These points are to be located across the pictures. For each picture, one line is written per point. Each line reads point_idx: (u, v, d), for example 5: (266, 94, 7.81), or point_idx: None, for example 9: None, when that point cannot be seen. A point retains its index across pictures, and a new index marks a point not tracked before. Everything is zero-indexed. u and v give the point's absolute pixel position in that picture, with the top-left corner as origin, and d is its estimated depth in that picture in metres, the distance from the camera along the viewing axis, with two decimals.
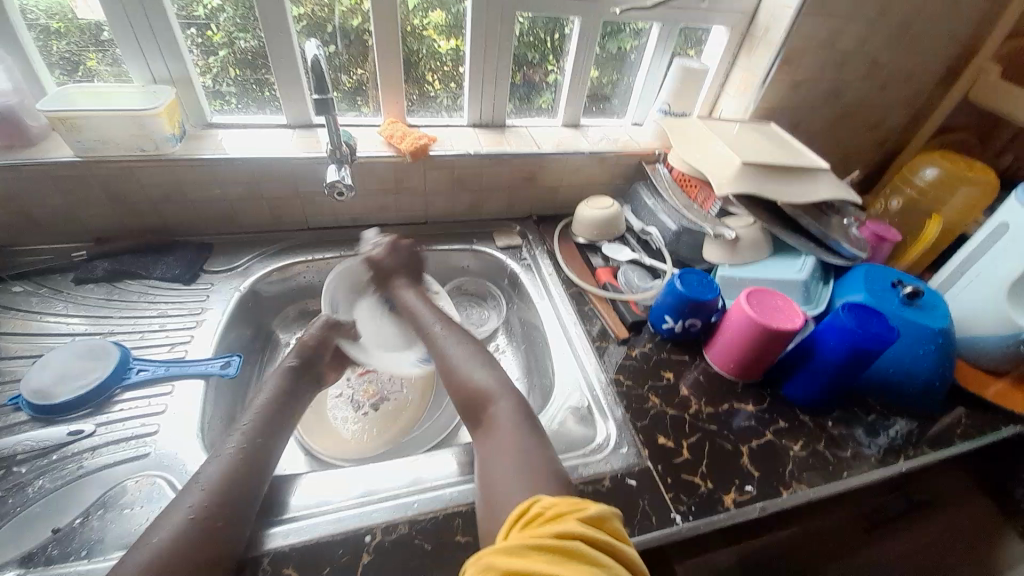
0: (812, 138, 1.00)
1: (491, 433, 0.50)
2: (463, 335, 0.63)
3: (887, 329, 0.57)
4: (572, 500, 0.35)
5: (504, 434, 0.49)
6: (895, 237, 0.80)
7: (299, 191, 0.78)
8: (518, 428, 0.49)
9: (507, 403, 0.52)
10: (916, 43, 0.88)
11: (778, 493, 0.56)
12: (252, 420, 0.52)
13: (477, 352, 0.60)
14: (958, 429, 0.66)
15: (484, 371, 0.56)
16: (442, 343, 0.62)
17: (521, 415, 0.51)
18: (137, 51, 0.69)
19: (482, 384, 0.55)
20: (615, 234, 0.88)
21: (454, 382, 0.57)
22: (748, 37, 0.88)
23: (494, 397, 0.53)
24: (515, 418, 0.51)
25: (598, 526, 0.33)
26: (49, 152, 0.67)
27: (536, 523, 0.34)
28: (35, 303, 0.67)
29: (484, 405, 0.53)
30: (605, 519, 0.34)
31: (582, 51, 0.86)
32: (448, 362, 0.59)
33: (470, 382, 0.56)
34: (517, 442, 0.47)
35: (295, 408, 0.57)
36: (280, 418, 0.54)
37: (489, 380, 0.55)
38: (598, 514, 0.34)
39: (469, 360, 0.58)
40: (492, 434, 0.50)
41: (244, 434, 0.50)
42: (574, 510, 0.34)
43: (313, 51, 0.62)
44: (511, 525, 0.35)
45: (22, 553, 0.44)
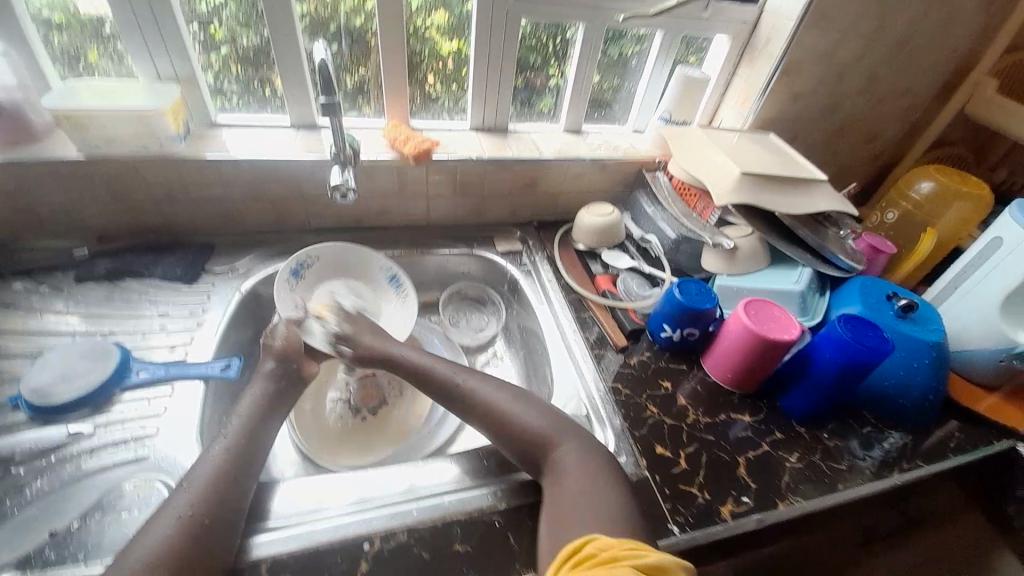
0: (811, 149, 1.01)
1: (563, 480, 0.49)
2: (500, 381, 0.61)
3: (881, 342, 0.58)
4: (630, 543, 0.37)
5: (580, 479, 0.48)
6: (891, 250, 0.81)
7: (300, 192, 0.78)
8: (593, 471, 0.49)
9: (570, 448, 0.52)
10: (915, 57, 0.89)
11: (774, 504, 0.56)
12: (236, 425, 0.53)
13: (520, 396, 0.58)
14: (952, 442, 0.67)
15: (536, 417, 0.55)
16: (480, 389, 0.59)
17: (592, 454, 0.52)
18: (142, 49, 0.69)
19: (539, 429, 0.54)
20: (615, 240, 0.88)
21: (504, 428, 0.55)
22: (749, 47, 0.89)
23: (555, 443, 0.53)
24: (583, 460, 0.51)
25: (654, 574, 0.33)
26: (53, 148, 0.67)
27: (587, 564, 0.36)
28: (35, 301, 0.67)
29: (547, 450, 0.52)
30: (666, 569, 0.34)
31: (584, 57, 0.87)
32: (491, 409, 0.57)
33: (525, 428, 0.54)
34: (596, 487, 0.48)
35: (281, 406, 0.58)
36: (266, 420, 0.55)
37: (542, 422, 0.54)
38: (658, 563, 0.34)
39: (513, 401, 0.57)
40: (564, 480, 0.49)
41: (232, 438, 0.51)
42: (628, 555, 0.35)
43: (320, 54, 0.62)
44: (564, 562, 0.37)
45: (19, 556, 0.44)
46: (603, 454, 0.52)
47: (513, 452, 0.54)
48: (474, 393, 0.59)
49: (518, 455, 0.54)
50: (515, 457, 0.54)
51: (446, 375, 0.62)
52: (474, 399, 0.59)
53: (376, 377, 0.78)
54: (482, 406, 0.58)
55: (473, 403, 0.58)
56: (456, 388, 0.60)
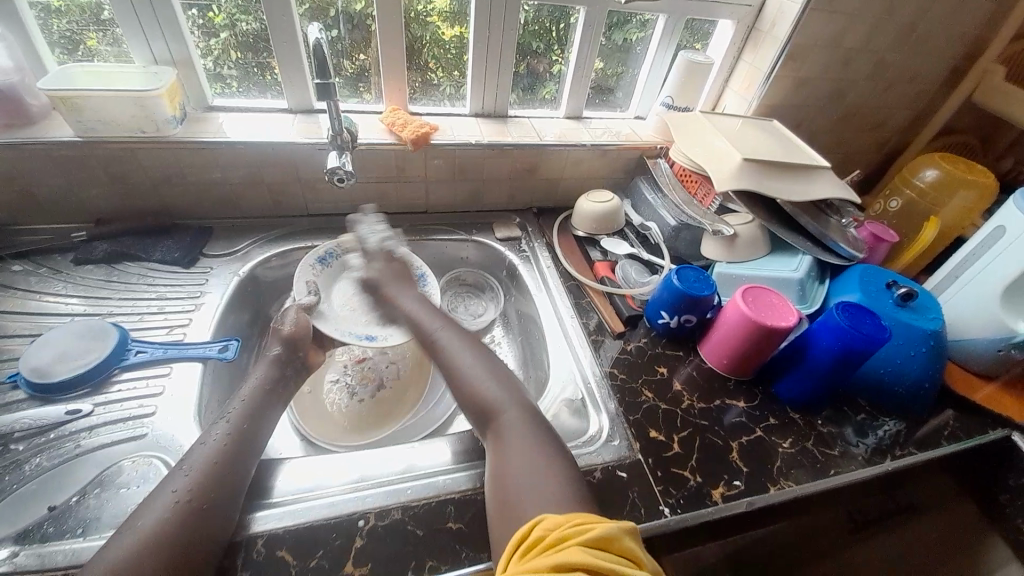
0: (815, 137, 1.00)
1: (501, 446, 0.49)
2: (477, 348, 0.62)
3: (879, 330, 0.58)
4: (574, 519, 0.35)
5: (513, 447, 0.48)
6: (893, 239, 0.80)
7: (298, 177, 0.78)
8: (527, 438, 0.49)
9: (516, 417, 0.52)
10: (923, 42, 0.87)
11: (765, 489, 0.57)
12: (239, 408, 0.53)
13: (490, 364, 0.59)
14: (945, 431, 0.67)
15: (495, 385, 0.56)
16: (453, 354, 0.61)
17: (533, 428, 0.50)
18: (138, 32, 0.68)
19: (492, 398, 0.54)
20: (615, 227, 0.88)
21: (466, 395, 0.56)
22: (754, 31, 0.88)
23: (503, 411, 0.53)
24: (525, 427, 0.50)
25: (602, 546, 0.33)
26: (50, 132, 0.67)
27: (536, 549, 0.34)
28: (34, 283, 0.67)
29: (494, 419, 0.52)
30: (613, 539, 0.33)
31: (586, 42, 0.85)
32: (458, 375, 0.58)
33: (482, 395, 0.55)
34: (529, 452, 0.47)
35: (283, 392, 0.59)
36: (267, 405, 0.56)
37: (499, 392, 0.55)
38: (605, 534, 0.33)
39: (479, 369, 0.58)
40: (502, 445, 0.49)
41: (230, 424, 0.51)
42: (574, 532, 0.34)
43: (315, 36, 0.61)
44: (514, 552, 0.36)
45: (18, 530, 0.45)
46: (546, 431, 0.50)
47: (472, 417, 0.55)
48: (449, 359, 0.61)
49: (476, 420, 0.55)
50: (473, 423, 0.55)
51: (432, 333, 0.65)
52: (447, 364, 0.60)
53: (374, 360, 0.81)
54: (451, 372, 0.59)
55: (447, 368, 0.60)
56: (437, 350, 0.63)
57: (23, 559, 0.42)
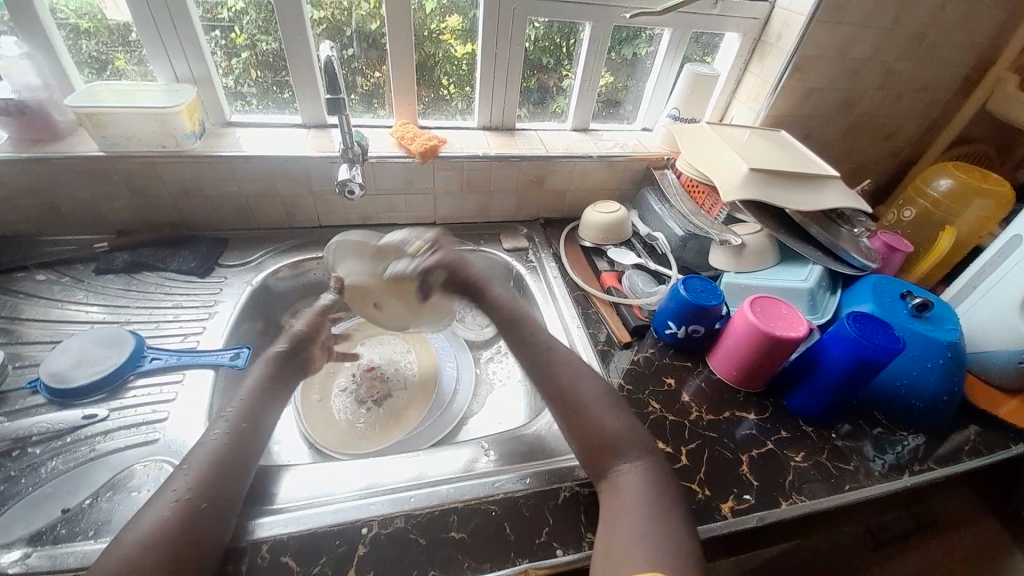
0: (825, 147, 0.99)
1: (623, 493, 0.48)
2: (586, 370, 0.58)
3: (892, 341, 0.57)
4: None
5: (638, 500, 0.47)
6: (907, 248, 0.78)
7: (312, 189, 0.80)
8: (657, 490, 0.48)
9: (638, 463, 0.50)
10: (933, 52, 0.87)
11: (776, 504, 0.55)
12: (237, 407, 0.53)
13: (606, 393, 0.56)
14: (967, 446, 0.65)
15: (612, 418, 0.53)
16: (565, 376, 0.57)
17: (659, 479, 0.49)
18: (160, 51, 0.72)
19: (610, 437, 0.52)
20: (621, 237, 0.88)
21: (581, 426, 0.53)
22: (761, 43, 0.88)
23: (625, 453, 0.51)
24: (656, 477, 0.49)
25: None
26: (75, 146, 0.70)
27: None
28: (57, 292, 0.70)
29: (614, 459, 0.51)
30: None
31: (593, 56, 0.87)
32: (570, 402, 0.55)
33: (601, 431, 0.52)
34: (653, 504, 0.46)
35: (281, 390, 0.58)
36: (265, 404, 0.55)
37: (620, 430, 0.53)
38: None
39: (598, 399, 0.55)
40: (623, 493, 0.48)
41: (227, 424, 0.51)
42: None
43: (326, 53, 0.63)
44: None
45: (32, 532, 0.46)
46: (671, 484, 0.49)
47: (580, 447, 0.53)
48: (559, 382, 0.57)
49: (583, 450, 0.53)
50: (578, 454, 0.53)
51: (537, 352, 0.60)
52: (558, 388, 0.56)
53: (383, 371, 0.81)
54: (563, 397, 0.56)
55: (556, 391, 0.56)
56: (543, 370, 0.59)
57: (35, 560, 0.43)
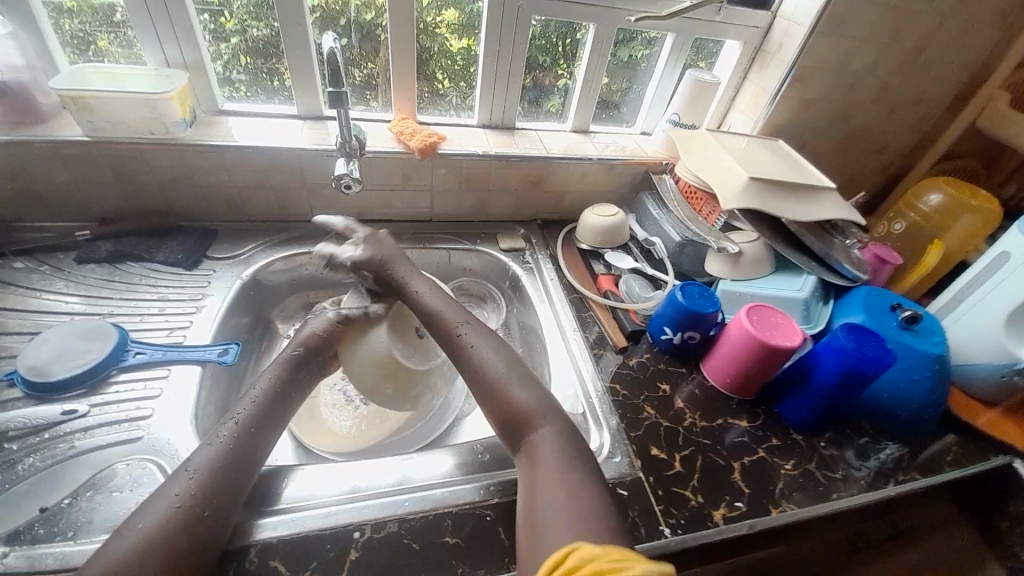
0: (820, 157, 1.00)
1: (536, 457, 0.50)
2: (500, 344, 0.61)
3: (883, 352, 0.58)
4: (614, 554, 0.33)
5: (550, 462, 0.48)
6: (896, 261, 0.80)
7: (306, 182, 0.78)
8: (562, 456, 0.49)
9: (550, 428, 0.52)
10: (926, 69, 0.89)
11: (767, 511, 0.56)
12: (248, 409, 0.52)
13: (521, 372, 0.58)
14: (949, 456, 0.67)
15: (525, 389, 0.56)
16: (483, 355, 0.59)
17: (569, 445, 0.50)
18: (150, 31, 0.69)
19: (522, 403, 0.54)
20: (618, 241, 0.88)
21: (498, 401, 0.55)
22: (760, 53, 0.89)
23: (538, 420, 0.53)
24: (563, 446, 0.50)
25: None
26: (60, 130, 0.67)
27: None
28: (36, 281, 0.67)
29: (528, 429, 0.53)
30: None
31: (594, 57, 0.86)
32: (487, 375, 0.57)
33: (514, 402, 0.54)
34: (567, 466, 0.48)
35: (295, 393, 0.57)
36: (280, 409, 0.55)
37: (531, 399, 0.55)
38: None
39: (509, 374, 0.57)
40: (536, 461, 0.49)
41: (242, 424, 0.51)
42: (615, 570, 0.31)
43: (330, 44, 0.62)
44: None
45: (8, 531, 0.44)
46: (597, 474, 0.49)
47: (500, 422, 0.55)
48: (478, 362, 0.59)
49: (502, 424, 0.55)
50: (499, 427, 0.55)
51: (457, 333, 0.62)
52: (477, 368, 0.58)
53: None
54: (480, 374, 0.58)
55: (476, 370, 0.58)
56: (462, 349, 0.61)
57: (13, 560, 0.41)
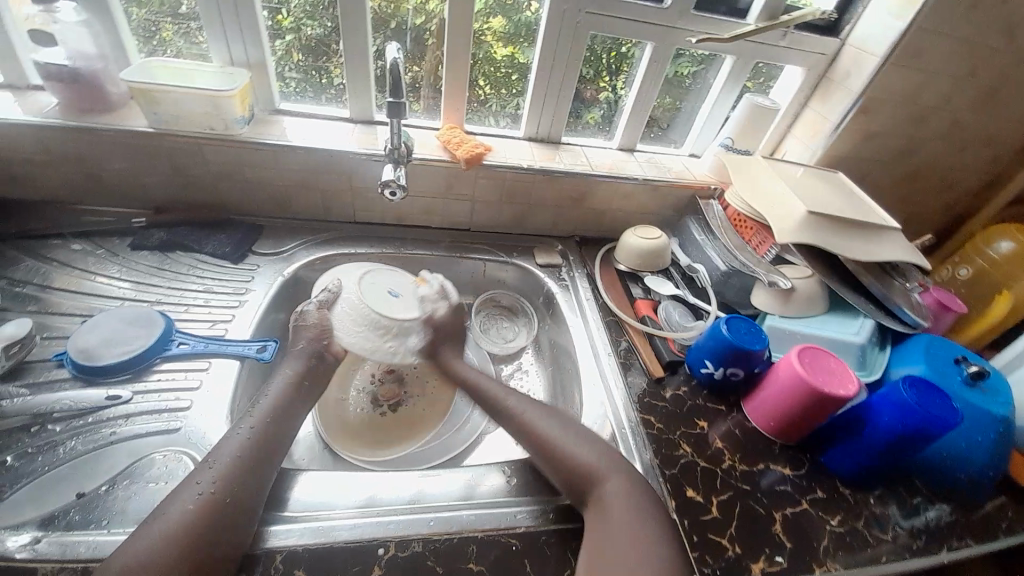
0: (879, 192, 0.95)
1: (606, 523, 0.47)
2: (550, 410, 0.59)
3: (948, 411, 0.54)
4: None
5: (624, 530, 0.46)
6: (959, 309, 0.74)
7: (352, 184, 0.79)
8: (636, 522, 0.46)
9: (616, 487, 0.49)
10: (1004, 107, 0.83)
11: (810, 569, 0.52)
12: (265, 406, 0.53)
13: (576, 429, 0.56)
14: (1007, 522, 0.61)
15: (583, 444, 0.54)
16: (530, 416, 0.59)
17: (643, 509, 0.48)
18: (218, 30, 0.71)
19: (583, 463, 0.52)
20: (659, 265, 0.85)
21: (557, 462, 0.53)
22: (823, 80, 0.85)
23: (601, 479, 0.50)
24: (633, 507, 0.48)
25: None
26: (125, 120, 0.70)
27: None
28: (91, 263, 0.69)
29: (593, 491, 0.50)
30: None
31: (648, 76, 0.84)
32: (540, 437, 0.55)
33: (574, 459, 0.52)
34: (639, 518, 0.47)
35: (306, 397, 0.59)
36: (293, 406, 0.56)
37: (591, 456, 0.52)
38: None
39: (565, 434, 0.55)
40: (607, 527, 0.46)
41: (257, 421, 0.52)
42: None
43: (393, 54, 0.62)
44: None
45: (43, 515, 0.44)
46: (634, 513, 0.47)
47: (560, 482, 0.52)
48: (528, 422, 0.58)
49: (563, 485, 0.52)
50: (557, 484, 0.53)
51: (493, 395, 0.64)
52: (526, 430, 0.57)
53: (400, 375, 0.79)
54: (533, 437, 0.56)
55: (523, 431, 0.58)
56: (508, 412, 0.61)
57: (44, 547, 0.42)
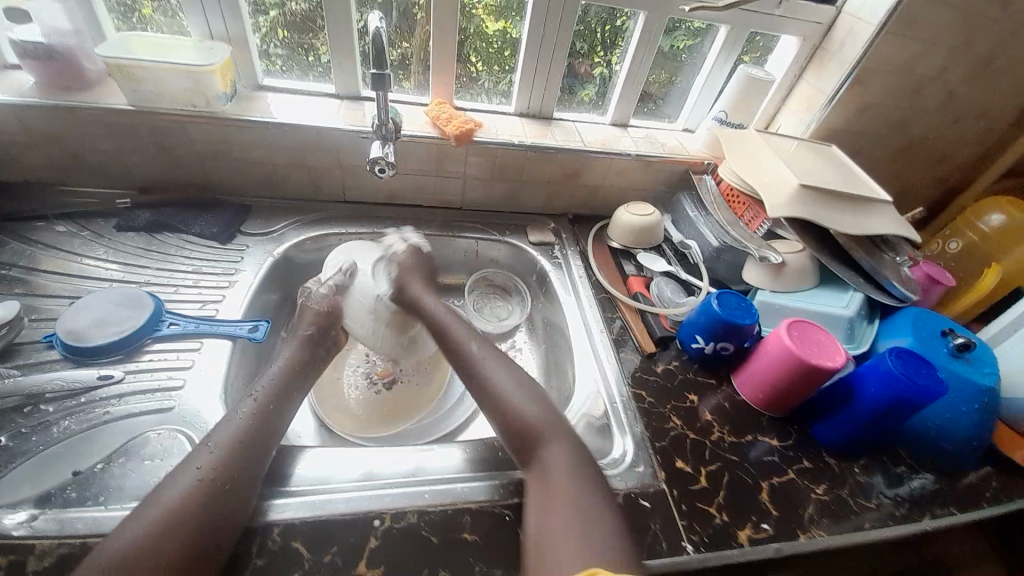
0: (873, 166, 0.94)
1: (545, 475, 0.48)
2: (507, 364, 0.60)
3: (934, 382, 0.55)
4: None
5: (561, 479, 0.47)
6: (948, 282, 0.75)
7: (340, 162, 0.77)
8: (574, 473, 0.48)
9: (560, 443, 0.51)
10: (1001, 78, 0.82)
11: (795, 535, 0.54)
12: (266, 388, 0.53)
13: (528, 387, 0.57)
14: (989, 491, 0.63)
15: (536, 403, 0.54)
16: (491, 376, 0.58)
17: (581, 462, 0.49)
18: (195, 3, 0.68)
19: (529, 421, 0.53)
20: (652, 242, 0.85)
21: (507, 417, 0.54)
22: (819, 51, 0.83)
23: (547, 435, 0.51)
24: (573, 461, 0.49)
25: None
26: (104, 97, 0.68)
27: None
28: (77, 245, 0.68)
29: (535, 446, 0.51)
30: None
31: (642, 48, 0.82)
32: (497, 392, 0.56)
33: (522, 417, 0.53)
34: (577, 477, 0.47)
35: (307, 376, 0.59)
36: (292, 386, 0.56)
37: (539, 415, 0.53)
38: None
39: (518, 391, 0.56)
40: (546, 478, 0.48)
41: (258, 402, 0.52)
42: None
43: (375, 24, 0.60)
44: None
45: (40, 494, 0.45)
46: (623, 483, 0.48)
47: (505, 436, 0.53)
48: (490, 383, 0.57)
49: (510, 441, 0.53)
50: (505, 441, 0.54)
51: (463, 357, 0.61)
52: (486, 388, 0.57)
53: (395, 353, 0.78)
54: (488, 390, 0.57)
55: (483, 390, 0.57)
56: (470, 370, 0.60)
57: (43, 522, 0.42)
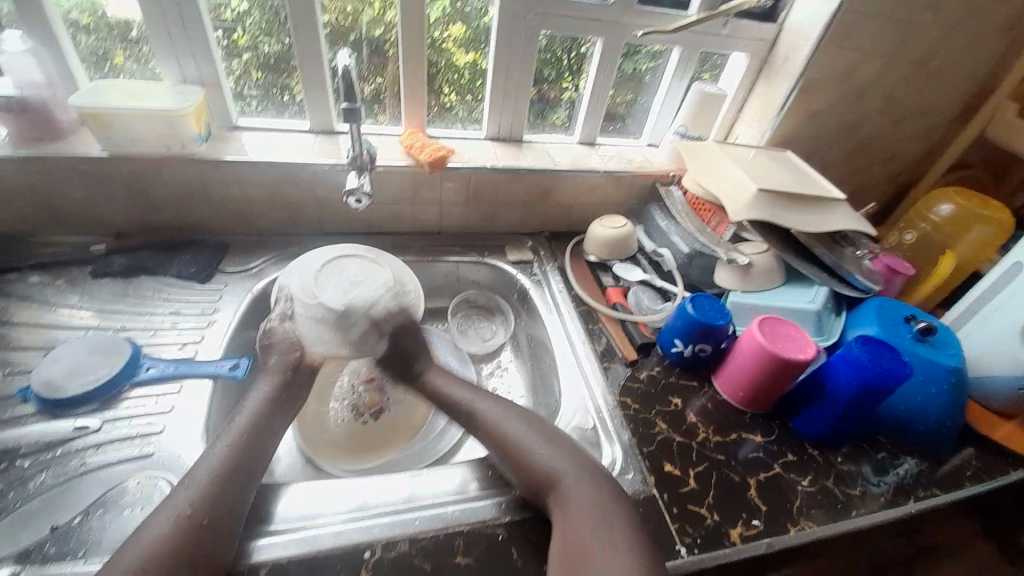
0: (828, 167, 1.00)
1: (567, 510, 0.47)
2: (507, 407, 0.59)
3: (898, 364, 0.57)
4: None
5: (585, 513, 0.46)
6: (907, 271, 0.79)
7: (316, 196, 0.79)
8: (597, 503, 0.47)
9: (577, 473, 0.50)
10: (933, 80, 0.88)
11: (784, 530, 0.55)
12: (244, 422, 0.53)
13: (534, 424, 0.56)
14: (968, 470, 0.65)
15: (549, 447, 0.53)
16: (499, 422, 0.56)
17: (598, 490, 0.49)
18: (167, 50, 0.70)
19: (543, 457, 0.52)
20: (627, 252, 0.88)
21: (517, 458, 0.53)
22: (766, 65, 0.89)
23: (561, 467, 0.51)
24: (592, 490, 0.48)
25: None
26: (78, 146, 0.68)
27: None
28: (51, 295, 0.68)
29: (552, 483, 0.50)
30: None
31: (602, 70, 0.87)
32: (503, 435, 0.55)
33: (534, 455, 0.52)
34: (597, 520, 0.45)
35: (290, 411, 0.58)
36: (276, 419, 0.56)
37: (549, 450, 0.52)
38: None
39: (525, 432, 0.54)
40: (567, 513, 0.47)
41: (234, 438, 0.51)
42: None
43: (343, 61, 0.63)
44: None
45: (19, 550, 0.44)
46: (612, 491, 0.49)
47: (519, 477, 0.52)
48: (496, 427, 0.56)
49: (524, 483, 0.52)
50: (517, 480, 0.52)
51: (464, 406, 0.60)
52: (493, 432, 0.56)
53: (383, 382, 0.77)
54: (495, 436, 0.56)
55: (492, 438, 0.55)
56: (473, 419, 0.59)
57: None
